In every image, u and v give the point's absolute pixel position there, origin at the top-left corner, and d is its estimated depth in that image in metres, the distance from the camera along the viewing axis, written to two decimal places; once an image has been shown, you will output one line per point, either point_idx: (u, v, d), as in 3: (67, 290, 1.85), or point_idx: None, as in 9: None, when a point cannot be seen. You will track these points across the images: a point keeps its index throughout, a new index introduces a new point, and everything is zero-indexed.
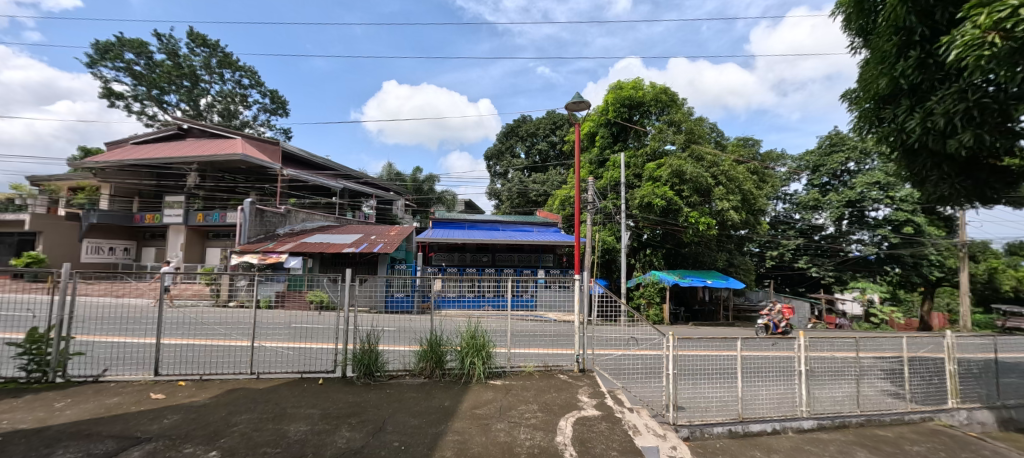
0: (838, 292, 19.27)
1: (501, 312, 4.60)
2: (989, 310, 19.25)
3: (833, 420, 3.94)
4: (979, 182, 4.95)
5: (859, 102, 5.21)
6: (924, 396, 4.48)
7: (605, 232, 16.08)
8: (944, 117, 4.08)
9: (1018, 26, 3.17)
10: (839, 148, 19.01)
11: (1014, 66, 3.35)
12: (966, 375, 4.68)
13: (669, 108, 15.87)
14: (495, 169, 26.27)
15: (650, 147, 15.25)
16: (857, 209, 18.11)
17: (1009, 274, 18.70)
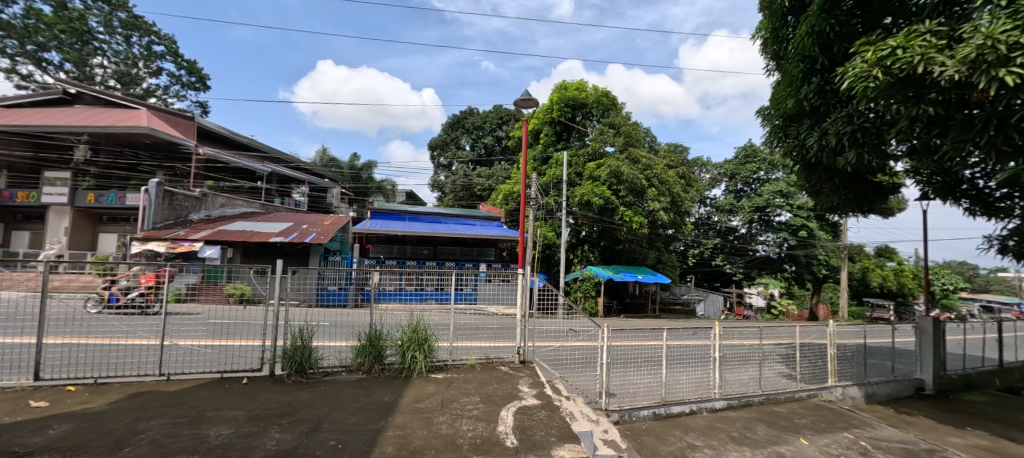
0: (747, 287, 21.63)
1: (444, 305, 4.65)
2: (862, 302, 22.66)
3: (740, 399, 4.49)
4: (861, 194, 5.80)
5: (771, 119, 5.87)
6: (810, 376, 5.22)
7: (546, 228, 16.45)
8: (836, 136, 4.72)
9: (894, 63, 3.77)
10: (752, 159, 21.13)
11: (890, 98, 3.97)
12: (843, 358, 5.54)
13: (609, 111, 16.56)
14: (438, 160, 25.79)
15: (590, 147, 15.86)
16: (764, 214, 20.31)
17: (877, 273, 22.00)
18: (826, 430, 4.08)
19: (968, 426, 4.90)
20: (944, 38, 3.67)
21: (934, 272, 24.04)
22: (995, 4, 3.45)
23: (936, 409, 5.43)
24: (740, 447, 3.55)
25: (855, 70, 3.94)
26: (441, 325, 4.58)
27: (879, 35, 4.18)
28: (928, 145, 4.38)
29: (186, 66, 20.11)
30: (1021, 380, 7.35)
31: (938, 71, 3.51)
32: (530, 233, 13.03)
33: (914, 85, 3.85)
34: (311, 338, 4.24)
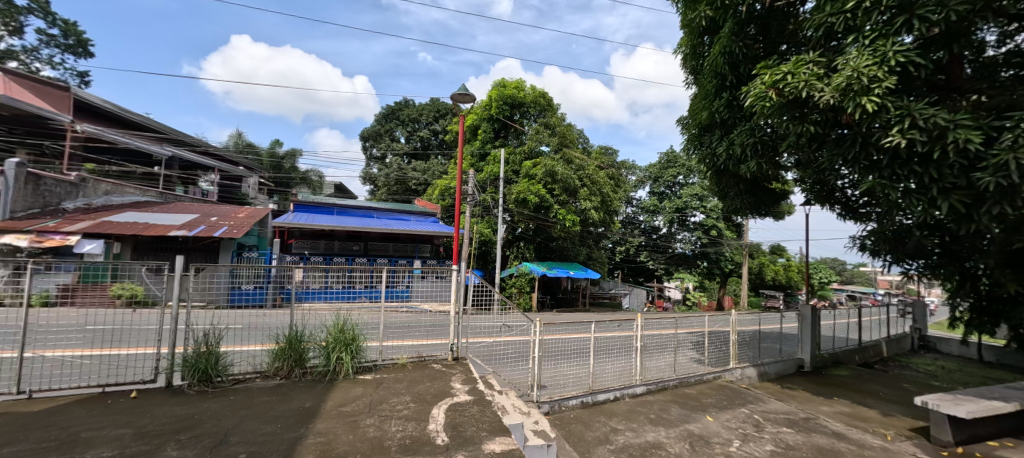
0: (666, 281, 23.42)
1: (375, 304, 4.52)
2: (760, 294, 25.59)
3: (657, 384, 4.91)
4: (760, 200, 6.55)
5: (688, 128, 6.44)
6: (717, 360, 5.84)
7: (482, 224, 16.41)
8: (741, 147, 5.31)
9: (786, 87, 4.31)
10: (673, 164, 22.84)
11: (782, 116, 4.55)
12: (742, 342, 6.25)
13: (546, 111, 17.00)
14: (370, 151, 24.62)
15: (526, 146, 16.14)
16: (682, 214, 22.11)
17: (771, 268, 25.02)
18: (726, 407, 4.60)
19: (834, 396, 5.79)
20: (823, 67, 4.27)
21: (815, 267, 27.82)
22: (860, 42, 4.09)
23: (813, 384, 6.33)
24: (655, 427, 3.90)
25: (755, 89, 4.45)
26: (370, 324, 4.42)
27: (775, 60, 4.75)
28: (810, 158, 5.07)
29: (62, 27, 17.12)
30: (875, 356, 8.80)
31: (817, 95, 4.09)
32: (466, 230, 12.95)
33: (800, 106, 4.44)
34: (219, 342, 3.88)
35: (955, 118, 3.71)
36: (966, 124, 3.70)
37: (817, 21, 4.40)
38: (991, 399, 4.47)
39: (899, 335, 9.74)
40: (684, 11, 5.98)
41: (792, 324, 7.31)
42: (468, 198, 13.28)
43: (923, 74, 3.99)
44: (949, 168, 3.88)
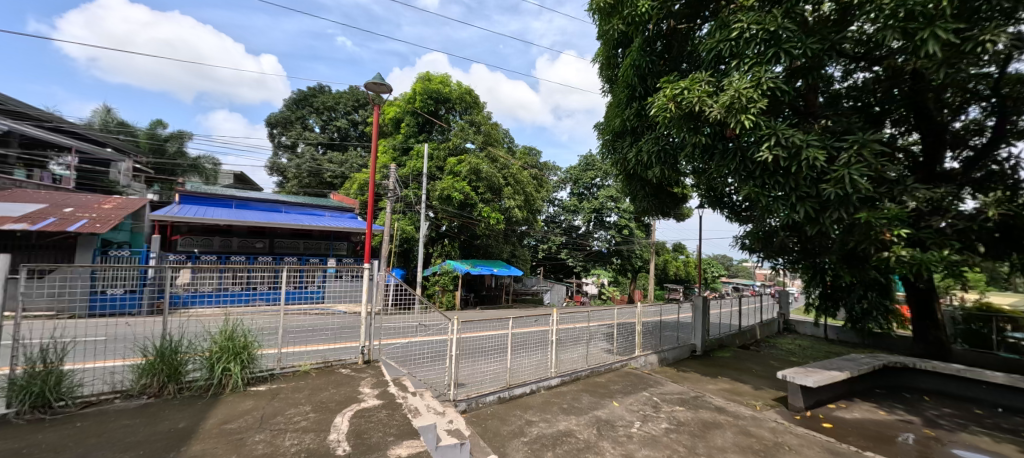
0: (584, 277, 24.69)
1: (274, 307, 4.16)
2: (664, 288, 28.12)
3: (571, 375, 5.21)
4: (664, 204, 7.21)
5: (603, 133, 6.90)
6: (624, 348, 6.32)
7: (405, 221, 15.98)
8: (647, 153, 5.83)
9: (682, 101, 4.83)
10: (591, 167, 24.13)
11: (678, 127, 5.08)
12: (645, 332, 6.84)
13: (471, 109, 17.13)
14: (278, 139, 22.67)
15: (451, 142, 16.03)
16: (599, 214, 23.47)
17: (674, 265, 27.59)
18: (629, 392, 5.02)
19: (720, 377, 6.48)
20: (712, 86, 4.83)
21: (709, 263, 31.25)
22: (742, 67, 4.71)
23: (702, 366, 7.14)
24: (567, 417, 4.12)
25: (657, 101, 4.91)
26: (269, 329, 4.07)
27: (675, 77, 5.26)
28: (704, 167, 5.69)
29: None
30: (751, 339, 10.02)
31: (707, 111, 4.64)
32: (387, 227, 12.56)
33: (694, 119, 4.98)
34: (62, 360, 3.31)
35: (807, 140, 4.45)
36: (813, 146, 4.47)
37: (708, 45, 5.02)
38: (833, 372, 5.40)
39: (768, 321, 11.27)
40: (601, 23, 6.47)
41: (687, 313, 8.12)
42: (389, 194, 12.90)
43: (787, 99, 4.72)
44: (803, 180, 4.64)
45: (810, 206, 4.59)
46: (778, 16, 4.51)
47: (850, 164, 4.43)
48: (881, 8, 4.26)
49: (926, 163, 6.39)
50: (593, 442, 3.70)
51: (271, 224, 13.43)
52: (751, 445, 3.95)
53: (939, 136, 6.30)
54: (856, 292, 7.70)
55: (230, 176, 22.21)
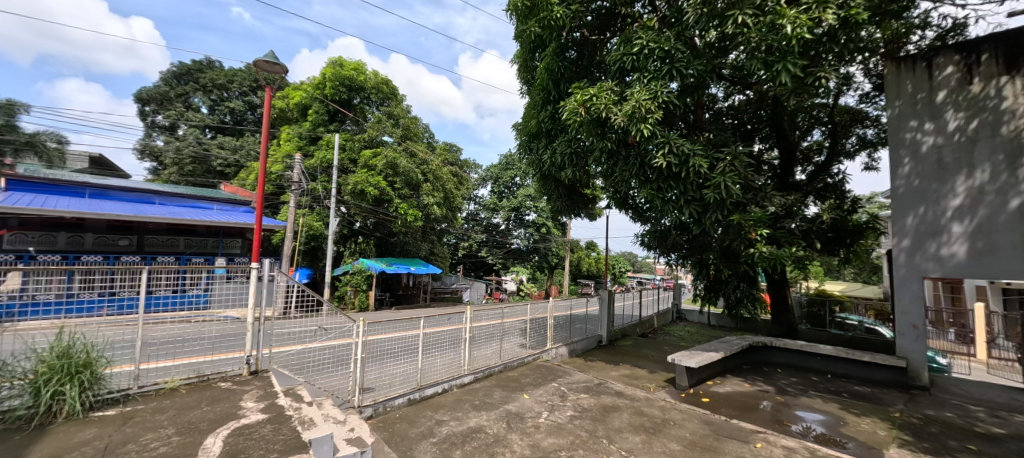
0: (503, 274, 25.34)
1: (133, 315, 3.60)
2: (578, 282, 29.75)
3: (484, 372, 5.54)
4: (575, 202, 8.40)
5: (522, 136, 8.13)
6: (536, 341, 6.87)
7: (311, 217, 14.96)
8: (563, 154, 7.09)
9: (591, 108, 6.09)
10: (511, 166, 24.65)
11: (589, 130, 6.37)
12: (557, 326, 7.51)
13: (389, 101, 16.69)
14: (152, 117, 19.64)
15: (367, 134, 15.42)
16: (518, 213, 24.12)
17: (586, 261, 29.33)
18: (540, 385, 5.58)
19: (616, 370, 7.02)
20: (616, 96, 6.17)
21: (617, 259, 33.67)
22: (642, 80, 6.04)
23: (606, 355, 7.89)
24: (478, 412, 4.39)
25: (573, 103, 6.15)
26: None
27: (585, 86, 6.60)
28: (612, 171, 6.94)
29: None
30: (648, 328, 10.79)
31: (614, 117, 5.98)
32: (290, 223, 11.97)
33: (601, 125, 6.34)
34: None
35: (693, 150, 5.85)
36: (698, 154, 5.87)
37: (615, 58, 6.35)
38: (711, 353, 6.54)
39: (664, 310, 12.42)
40: (519, 33, 7.51)
41: (596, 306, 8.81)
42: (293, 186, 12.05)
43: (677, 112, 6.14)
44: (691, 185, 6.07)
45: (695, 207, 6.06)
46: (669, 42, 5.93)
47: (724, 173, 5.91)
48: (750, 41, 5.60)
49: (782, 173, 8.11)
50: (501, 435, 3.97)
51: (141, 217, 11.62)
52: (643, 425, 4.65)
53: (790, 152, 8.00)
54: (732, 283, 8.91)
55: (86, 159, 18.85)
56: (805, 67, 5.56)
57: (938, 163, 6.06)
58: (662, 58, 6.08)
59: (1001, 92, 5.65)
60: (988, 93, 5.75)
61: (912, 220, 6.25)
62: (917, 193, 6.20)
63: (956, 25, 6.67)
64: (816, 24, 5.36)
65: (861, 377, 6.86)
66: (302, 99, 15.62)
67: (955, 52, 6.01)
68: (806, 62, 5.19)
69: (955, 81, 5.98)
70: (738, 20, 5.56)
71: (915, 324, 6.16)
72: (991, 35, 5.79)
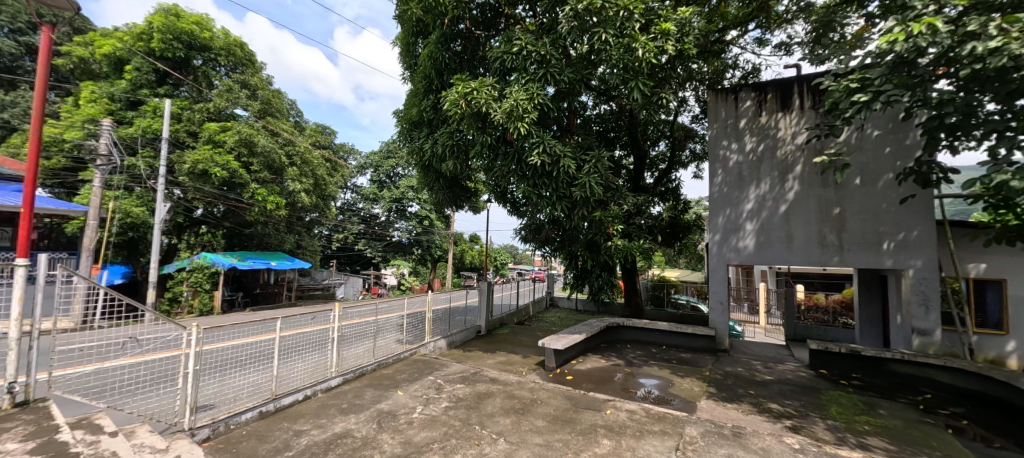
0: (383, 268, 24.43)
1: None
2: (460, 275, 29.95)
3: (354, 372, 5.50)
4: (455, 195, 8.52)
5: (403, 122, 8.20)
6: (411, 336, 6.99)
7: (129, 200, 12.24)
8: (442, 145, 7.28)
9: (468, 100, 6.31)
10: (393, 154, 23.67)
11: (467, 122, 6.56)
12: (435, 319, 7.70)
13: (242, 67, 14.74)
14: None
15: (213, 104, 13.36)
16: (400, 204, 23.41)
17: (470, 253, 29.72)
18: (413, 383, 5.59)
19: (488, 359, 7.20)
20: (496, 92, 6.48)
21: (498, 252, 34.83)
22: (521, 80, 6.54)
23: (483, 343, 8.19)
24: (344, 415, 4.32)
25: (453, 95, 6.27)
26: None
27: (467, 78, 6.80)
28: (490, 165, 7.31)
29: None
30: (523, 316, 11.30)
31: (492, 113, 6.24)
32: (91, 208, 9.94)
33: (481, 119, 6.56)
34: None
35: (563, 151, 6.50)
36: (567, 156, 6.55)
37: (496, 55, 6.72)
38: (575, 336, 7.17)
39: (537, 298, 13.21)
40: (399, 11, 7.40)
41: (474, 297, 8.95)
42: (99, 159, 9.75)
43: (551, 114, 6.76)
44: (562, 183, 6.71)
45: (565, 204, 6.71)
46: (545, 48, 6.50)
47: (589, 174, 6.65)
48: (611, 58, 6.42)
49: (635, 177, 9.30)
50: (371, 436, 3.94)
51: None
52: (513, 405, 5.01)
53: (642, 159, 9.05)
54: (595, 272, 9.91)
55: None
56: (653, 88, 6.90)
57: (739, 175, 7.53)
58: (539, 61, 6.64)
59: (778, 124, 7.25)
60: (770, 124, 7.31)
61: (722, 218, 7.61)
62: (724, 198, 7.60)
63: (754, 69, 8.30)
64: (661, 52, 6.42)
65: (686, 347, 8.13)
66: (115, 49, 12.44)
67: (752, 90, 7.50)
68: (650, 83, 6.39)
69: (751, 112, 7.46)
70: (602, 38, 6.30)
71: (721, 299, 7.66)
72: (774, 80, 7.36)
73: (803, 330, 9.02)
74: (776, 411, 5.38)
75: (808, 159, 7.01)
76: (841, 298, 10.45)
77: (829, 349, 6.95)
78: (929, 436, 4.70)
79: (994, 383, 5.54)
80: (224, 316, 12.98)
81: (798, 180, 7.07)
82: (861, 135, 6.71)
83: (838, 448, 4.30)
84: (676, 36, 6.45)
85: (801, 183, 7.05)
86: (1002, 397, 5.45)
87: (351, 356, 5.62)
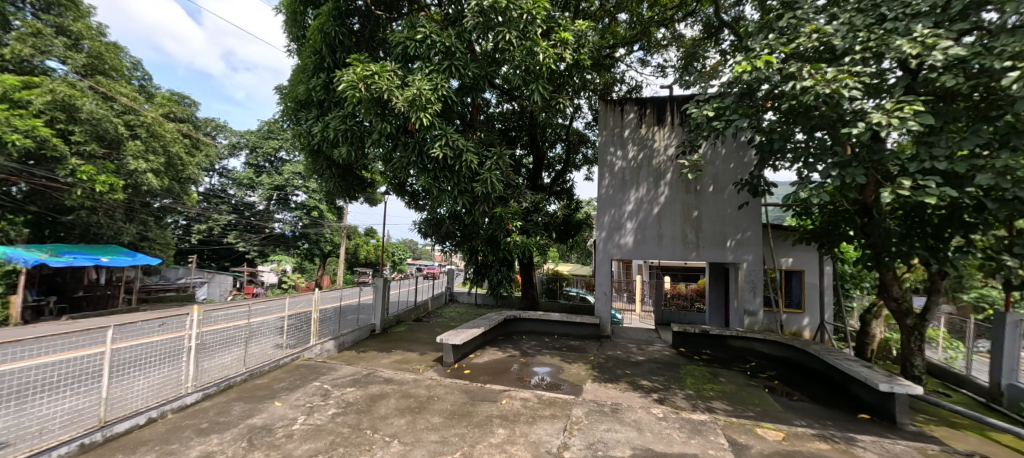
0: (259, 264, 21.73)
1: None
2: (353, 272, 27.96)
3: (218, 386, 4.93)
4: (349, 184, 7.91)
5: (290, 101, 7.37)
6: (294, 341, 6.33)
7: None
8: (334, 131, 6.68)
9: (368, 83, 5.90)
10: (274, 136, 21.08)
11: (365, 107, 6.13)
12: (324, 319, 7.10)
13: (58, 9, 11.61)
14: None
15: (10, 50, 10.29)
16: (283, 193, 21.07)
17: (364, 248, 27.92)
18: (295, 392, 5.06)
19: (383, 358, 6.95)
20: (399, 79, 6.21)
21: (397, 246, 33.41)
22: (424, 69, 6.37)
23: (379, 343, 7.79)
24: (205, 437, 3.89)
25: (349, 76, 5.82)
26: None
27: (365, 59, 6.37)
28: (389, 156, 6.96)
29: None
30: (423, 312, 11.15)
31: (394, 100, 5.94)
32: None
33: (381, 106, 6.21)
34: None
35: (466, 145, 6.48)
36: (469, 151, 6.55)
37: (398, 39, 6.42)
38: (474, 330, 7.27)
39: (438, 294, 13.05)
40: None
41: (369, 294, 8.50)
42: None
43: (455, 107, 6.71)
44: (463, 178, 6.71)
45: (466, 199, 6.75)
46: (451, 40, 6.41)
47: (491, 171, 6.73)
48: (515, 59, 6.60)
49: (534, 176, 9.75)
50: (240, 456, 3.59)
51: None
52: (408, 405, 4.88)
53: (539, 159, 9.56)
54: (494, 267, 10.22)
55: None
56: (552, 92, 7.30)
57: (622, 179, 8.43)
58: (443, 52, 6.53)
59: (654, 136, 8.31)
60: (648, 135, 8.34)
61: (607, 217, 8.44)
62: (610, 199, 8.44)
63: (637, 85, 9.34)
64: (561, 59, 6.81)
65: (574, 335, 8.86)
66: None
67: (636, 103, 8.45)
68: (549, 88, 6.74)
69: (634, 123, 8.41)
70: (507, 37, 6.41)
71: (605, 291, 8.53)
72: (653, 97, 8.39)
73: (668, 315, 10.50)
74: (646, 387, 6.18)
75: (676, 168, 8.16)
76: (698, 288, 12.42)
77: (687, 330, 8.25)
78: (752, 396, 5.90)
79: (794, 350, 7.17)
80: (26, 326, 10.85)
81: (668, 186, 8.20)
82: (714, 151, 8.04)
83: (690, 412, 5.13)
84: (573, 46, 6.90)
85: (671, 188, 8.19)
86: (799, 360, 7.08)
87: (214, 368, 4.97)
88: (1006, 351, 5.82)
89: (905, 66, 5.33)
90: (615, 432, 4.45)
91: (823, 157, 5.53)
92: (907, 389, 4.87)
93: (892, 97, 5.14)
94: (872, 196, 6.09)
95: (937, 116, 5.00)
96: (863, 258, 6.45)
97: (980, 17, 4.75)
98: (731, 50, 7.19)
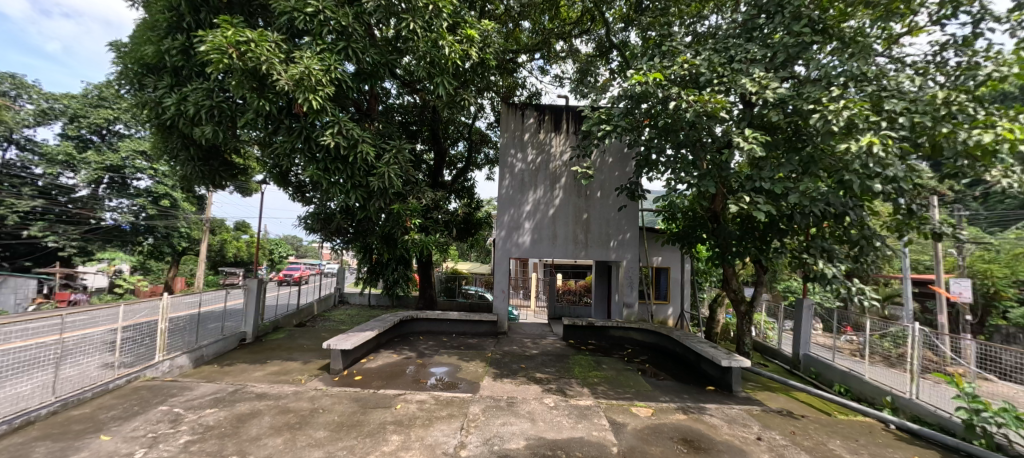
0: (81, 264, 17.42)
1: None
2: (217, 272, 24.10)
3: (13, 422, 3.79)
4: (214, 169, 6.74)
5: (137, 63, 6.03)
6: (132, 359, 5.17)
7: None
8: (194, 106, 5.61)
9: (241, 51, 5.09)
10: (106, 104, 17.07)
11: (237, 78, 5.28)
12: (176, 330, 5.94)
13: None
14: None
15: None
16: (118, 176, 17.19)
17: (233, 244, 24.15)
18: (132, 421, 4.12)
19: (256, 370, 6.09)
20: (282, 53, 5.48)
21: (275, 243, 29.71)
22: (314, 47, 5.74)
23: (250, 353, 6.81)
24: None
25: (214, 38, 4.94)
26: None
27: (239, 24, 5.50)
28: (269, 139, 6.13)
29: None
30: (308, 316, 10.13)
31: (276, 77, 5.25)
32: None
33: (259, 80, 5.42)
34: None
35: (362, 135, 5.99)
36: (366, 142, 6.06)
37: (282, 8, 5.65)
38: (365, 333, 6.78)
39: (325, 295, 11.97)
40: None
41: (237, 299, 7.39)
42: None
43: (349, 93, 6.20)
44: (358, 171, 6.24)
45: (361, 194, 6.31)
46: (348, 19, 5.87)
47: (388, 165, 6.39)
48: (420, 51, 6.35)
49: (434, 173, 9.56)
50: None
51: None
52: (287, 421, 4.34)
53: (440, 157, 9.40)
54: (390, 266, 9.74)
55: None
56: (456, 88, 7.21)
57: (521, 181, 8.75)
58: (337, 31, 5.96)
59: (550, 142, 8.81)
60: (545, 140, 8.81)
61: (507, 216, 8.67)
62: (509, 199, 8.68)
63: (536, 92, 9.79)
64: (466, 56, 6.77)
65: (471, 333, 8.90)
66: None
67: (535, 110, 8.86)
68: (454, 83, 6.66)
69: (533, 128, 8.81)
70: (411, 27, 6.15)
71: (503, 288, 8.73)
72: (551, 105, 8.90)
73: (558, 310, 11.22)
74: (538, 379, 6.49)
75: (569, 172, 8.76)
76: (585, 284, 13.52)
77: (575, 323, 8.91)
78: (628, 379, 6.64)
79: (661, 337, 8.24)
80: None
81: (562, 189, 8.77)
82: (602, 159, 8.84)
83: (578, 399, 5.55)
84: (478, 44, 6.90)
85: (564, 191, 8.77)
86: (665, 346, 8.15)
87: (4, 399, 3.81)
88: (804, 328, 7.48)
89: (746, 101, 6.51)
90: (510, 426, 4.58)
91: (686, 169, 6.44)
92: (741, 363, 5.97)
93: (738, 123, 6.23)
94: (720, 205, 7.32)
95: (765, 143, 6.20)
96: (712, 257, 7.72)
97: (794, 69, 6.04)
98: (619, 70, 7.99)
